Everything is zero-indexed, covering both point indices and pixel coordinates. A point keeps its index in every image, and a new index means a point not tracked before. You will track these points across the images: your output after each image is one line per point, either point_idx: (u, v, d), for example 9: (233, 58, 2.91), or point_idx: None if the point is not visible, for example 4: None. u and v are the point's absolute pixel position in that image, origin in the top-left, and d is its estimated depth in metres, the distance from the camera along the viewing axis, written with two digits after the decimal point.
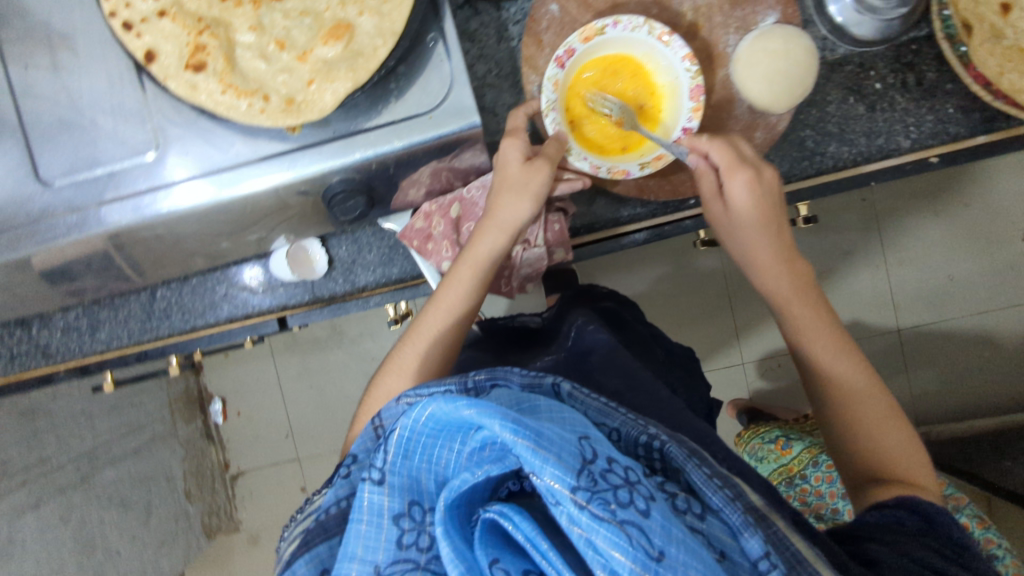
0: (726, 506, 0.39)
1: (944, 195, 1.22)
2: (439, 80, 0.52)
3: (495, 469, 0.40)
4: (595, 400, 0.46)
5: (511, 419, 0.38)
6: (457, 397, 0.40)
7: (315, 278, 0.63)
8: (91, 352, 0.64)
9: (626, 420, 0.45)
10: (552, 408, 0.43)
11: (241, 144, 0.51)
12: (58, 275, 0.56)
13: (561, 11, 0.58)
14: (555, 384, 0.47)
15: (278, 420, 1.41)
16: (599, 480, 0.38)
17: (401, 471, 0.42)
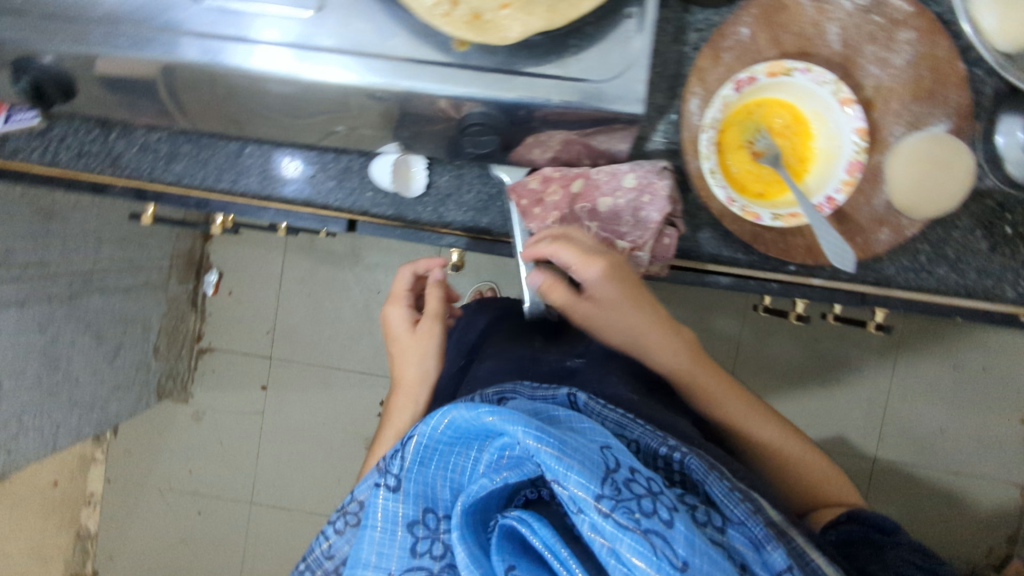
0: (748, 518, 0.46)
1: (968, 352, 1.23)
2: (620, 56, 0.50)
3: (512, 474, 0.48)
4: (611, 412, 0.54)
5: (534, 427, 0.45)
6: (478, 406, 0.47)
7: (407, 196, 0.61)
8: (159, 179, 0.62)
9: (646, 432, 0.52)
10: (572, 420, 0.50)
11: (402, 39, 0.49)
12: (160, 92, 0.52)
13: (751, 37, 0.56)
14: (571, 394, 0.54)
15: (265, 314, 1.38)
16: (622, 489, 0.44)
17: (414, 479, 0.50)
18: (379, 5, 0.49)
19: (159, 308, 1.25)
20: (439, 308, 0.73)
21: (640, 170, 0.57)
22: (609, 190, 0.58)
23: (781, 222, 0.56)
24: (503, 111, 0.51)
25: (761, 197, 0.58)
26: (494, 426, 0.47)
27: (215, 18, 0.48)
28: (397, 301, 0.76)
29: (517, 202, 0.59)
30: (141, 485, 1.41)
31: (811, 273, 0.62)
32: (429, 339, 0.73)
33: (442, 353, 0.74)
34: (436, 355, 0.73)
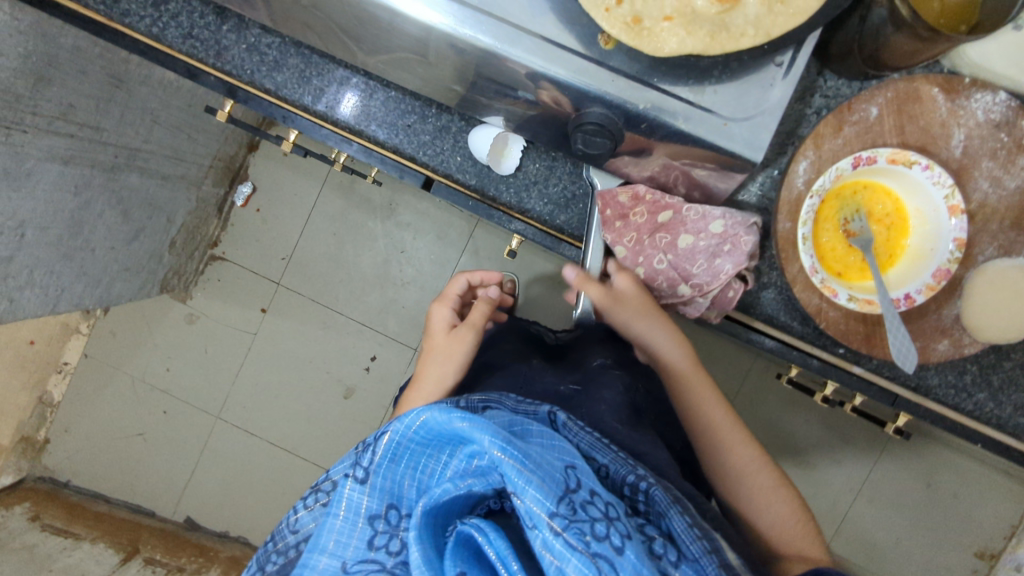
0: (702, 558, 0.47)
1: (951, 477, 1.24)
2: (755, 99, 0.49)
3: (477, 483, 0.48)
4: (587, 435, 0.57)
5: (501, 438, 0.46)
6: (452, 411, 0.48)
7: (496, 172, 0.61)
8: (257, 83, 0.60)
9: (616, 459, 0.55)
10: (544, 435, 0.53)
11: (552, 20, 0.48)
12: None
13: (877, 119, 0.56)
14: (551, 412, 0.59)
15: (285, 240, 1.36)
16: (578, 510, 0.45)
17: (383, 473, 0.50)
18: None
19: (187, 203, 1.23)
20: (479, 320, 0.79)
21: (730, 219, 0.56)
22: (693, 227, 0.57)
23: (855, 303, 0.56)
24: (624, 118, 0.50)
25: (839, 275, 0.58)
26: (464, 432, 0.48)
27: None
28: (445, 303, 0.83)
29: (601, 212, 0.58)
30: (115, 369, 1.39)
31: (855, 360, 0.62)
32: (460, 342, 0.77)
33: (465, 362, 0.76)
34: (459, 360, 0.76)
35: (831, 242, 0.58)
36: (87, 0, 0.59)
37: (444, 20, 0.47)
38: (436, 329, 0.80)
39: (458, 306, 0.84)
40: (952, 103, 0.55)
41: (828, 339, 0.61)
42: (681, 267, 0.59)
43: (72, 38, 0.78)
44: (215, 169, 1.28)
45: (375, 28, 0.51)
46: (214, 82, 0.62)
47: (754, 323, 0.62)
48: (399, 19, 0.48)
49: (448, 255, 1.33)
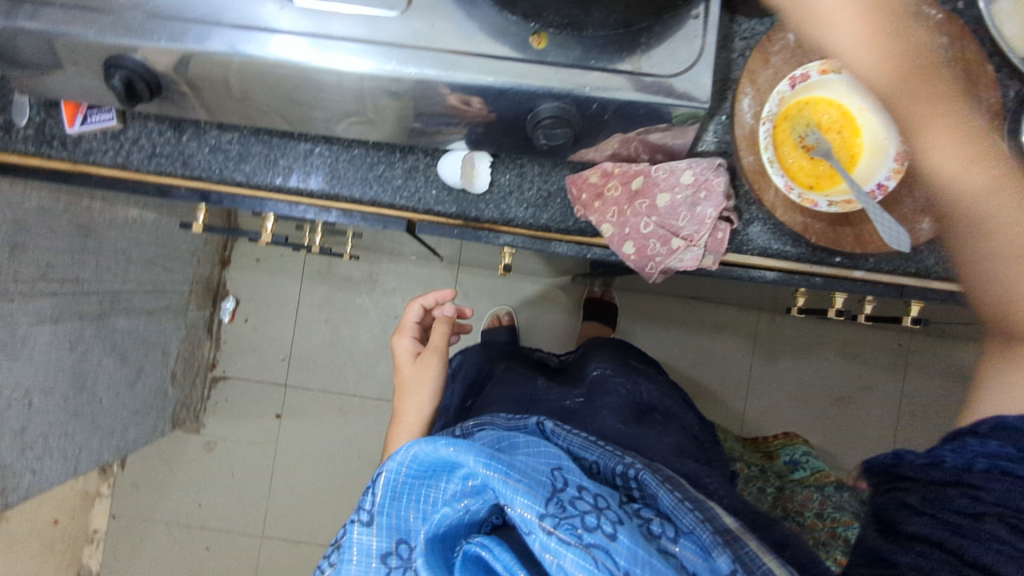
0: (696, 526, 0.49)
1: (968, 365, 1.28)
2: (687, 52, 0.54)
3: (473, 502, 0.53)
4: (577, 437, 0.62)
5: (483, 456, 0.51)
6: (436, 439, 0.52)
7: (471, 192, 0.63)
8: (227, 179, 0.63)
9: (604, 453, 0.59)
10: (530, 446, 0.59)
11: (484, 38, 0.52)
12: (239, 87, 0.54)
13: (796, 42, 0.60)
14: (540, 423, 0.64)
15: (281, 341, 1.37)
16: (565, 508, 0.50)
17: (387, 512, 0.54)
18: (460, 8, 0.52)
19: (177, 332, 1.23)
20: (439, 343, 0.79)
21: (697, 166, 0.58)
22: (668, 185, 0.58)
23: (837, 207, 0.58)
24: (576, 104, 0.54)
25: (813, 188, 0.60)
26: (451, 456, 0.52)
27: (275, 15, 0.51)
28: (404, 333, 0.82)
29: (576, 195, 0.61)
30: (146, 520, 1.35)
31: (853, 265, 0.65)
32: (428, 370, 0.79)
33: (439, 383, 0.79)
34: (433, 385, 0.78)
35: (799, 160, 0.60)
36: (52, 150, 0.62)
37: (369, 64, 0.51)
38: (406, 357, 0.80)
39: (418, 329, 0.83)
40: None
41: (824, 253, 0.64)
42: (667, 224, 0.59)
43: (36, 198, 0.80)
44: (196, 293, 1.29)
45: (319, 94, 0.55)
46: (187, 192, 0.65)
47: (750, 260, 0.65)
48: (326, 76, 0.52)
49: None
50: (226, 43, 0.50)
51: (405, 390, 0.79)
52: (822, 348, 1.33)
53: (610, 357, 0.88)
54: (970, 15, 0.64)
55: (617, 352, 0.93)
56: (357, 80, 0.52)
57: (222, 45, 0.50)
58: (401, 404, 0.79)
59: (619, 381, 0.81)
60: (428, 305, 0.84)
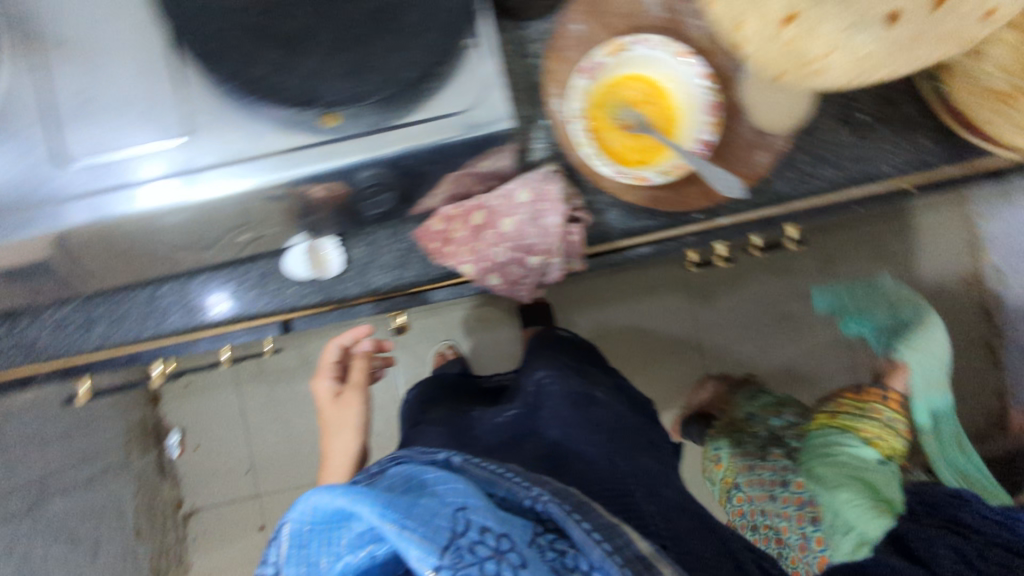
0: (604, 562, 0.47)
1: (886, 246, 1.31)
2: (476, 83, 0.52)
3: (379, 546, 0.48)
4: (485, 471, 0.56)
5: (380, 504, 0.44)
6: (334, 486, 0.44)
7: (328, 278, 0.63)
8: (83, 350, 0.61)
9: (512, 485, 0.54)
10: (440, 484, 0.52)
11: (273, 137, 0.50)
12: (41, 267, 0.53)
13: (584, 31, 0.62)
14: (448, 457, 0.59)
15: (239, 454, 1.34)
16: (466, 554, 0.44)
17: (294, 561, 0.47)
18: (240, 111, 0.49)
19: (128, 487, 1.19)
20: (360, 380, 0.79)
21: (530, 181, 0.59)
22: (508, 210, 0.59)
23: (668, 176, 0.60)
24: (389, 166, 0.54)
25: (643, 163, 0.61)
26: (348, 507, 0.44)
27: (90, 175, 0.48)
28: (321, 374, 0.81)
29: (430, 245, 0.62)
30: None
31: (714, 216, 0.66)
32: (349, 408, 0.78)
33: (360, 422, 0.77)
34: (354, 426, 0.77)
35: (622, 141, 0.61)
36: None
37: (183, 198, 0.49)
38: (325, 401, 0.79)
39: (336, 367, 0.81)
40: None
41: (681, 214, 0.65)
42: (521, 244, 0.61)
43: None
44: (134, 440, 1.25)
45: (159, 229, 0.53)
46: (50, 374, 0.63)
47: (621, 243, 0.66)
48: (159, 217, 0.51)
49: None
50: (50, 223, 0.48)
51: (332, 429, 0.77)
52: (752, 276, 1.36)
53: (545, 365, 0.85)
54: None
55: (553, 354, 0.90)
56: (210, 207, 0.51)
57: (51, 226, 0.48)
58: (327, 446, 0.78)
59: (555, 388, 0.77)
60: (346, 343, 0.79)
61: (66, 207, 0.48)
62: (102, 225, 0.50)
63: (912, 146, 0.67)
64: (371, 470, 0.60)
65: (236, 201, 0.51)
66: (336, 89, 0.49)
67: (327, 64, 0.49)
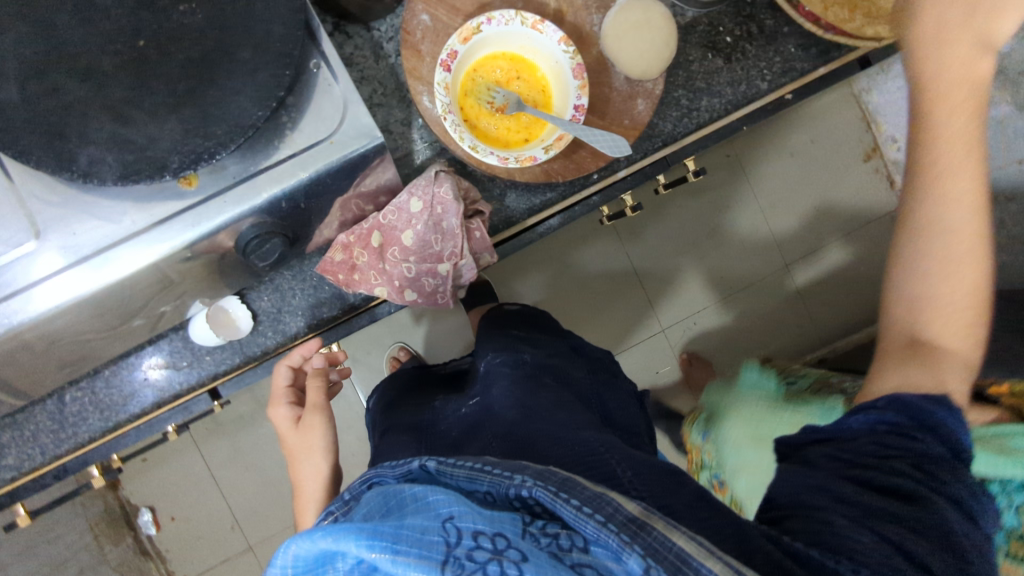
0: (600, 534, 0.37)
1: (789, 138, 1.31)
2: (332, 104, 0.50)
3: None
4: (462, 468, 0.44)
5: (365, 534, 0.34)
6: (309, 529, 0.34)
7: (242, 336, 0.61)
8: (2, 481, 0.58)
9: (493, 479, 0.42)
10: (419, 498, 0.40)
11: (135, 212, 0.47)
12: None
13: (432, 19, 0.60)
14: (421, 464, 0.46)
15: (218, 513, 1.30)
16: (466, 564, 0.34)
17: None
18: (89, 197, 0.46)
19: None
20: (320, 394, 0.60)
21: (419, 190, 0.57)
22: (404, 224, 0.57)
23: (554, 150, 0.58)
24: (268, 213, 0.51)
25: (528, 141, 0.61)
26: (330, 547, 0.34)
27: None
28: (274, 402, 0.62)
29: (335, 276, 0.60)
30: None
31: (612, 170, 0.66)
32: (313, 428, 0.59)
33: (332, 443, 0.60)
34: (327, 447, 0.59)
35: (501, 125, 0.60)
36: None
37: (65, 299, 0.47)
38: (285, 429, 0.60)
39: (291, 395, 0.62)
40: None
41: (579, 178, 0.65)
42: (428, 255, 0.60)
43: None
44: None
45: (52, 336, 0.50)
46: None
47: (527, 222, 0.66)
48: (48, 321, 0.48)
49: None
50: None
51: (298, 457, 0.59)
52: None
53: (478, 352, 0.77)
54: None
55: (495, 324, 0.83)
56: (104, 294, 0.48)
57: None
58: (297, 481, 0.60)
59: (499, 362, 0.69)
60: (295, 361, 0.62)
61: None
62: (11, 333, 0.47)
63: (782, 54, 0.67)
64: (342, 501, 0.47)
65: (115, 289, 0.48)
66: (186, 150, 0.45)
67: (167, 128, 0.45)
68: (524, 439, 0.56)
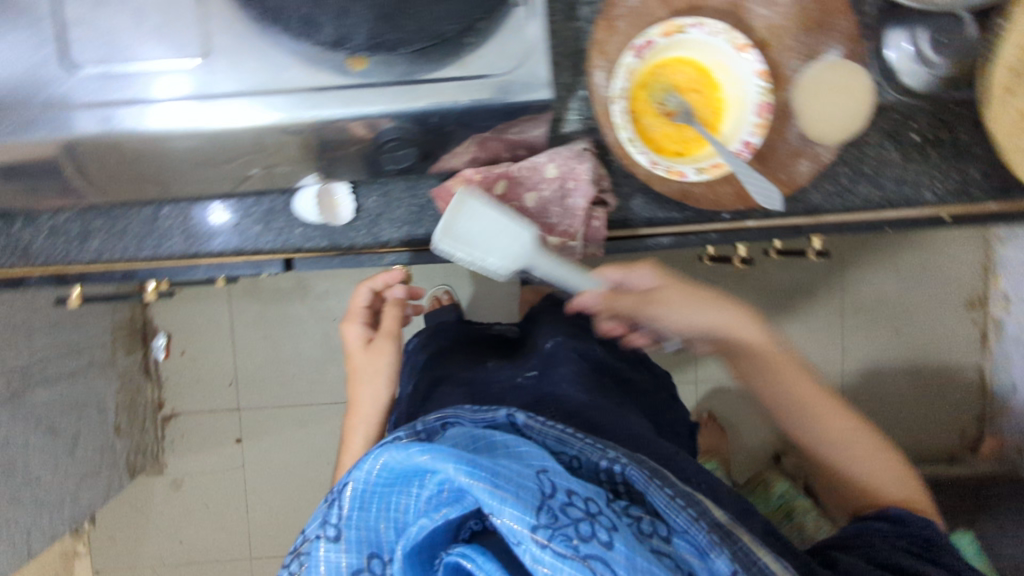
0: (690, 526, 0.47)
1: (900, 253, 1.24)
2: (518, 45, 0.50)
3: (452, 512, 0.46)
4: (553, 430, 0.52)
5: (465, 464, 0.43)
6: (409, 446, 0.45)
7: (337, 224, 0.62)
8: (78, 260, 0.60)
9: (583, 446, 0.51)
10: (508, 448, 0.48)
11: (297, 69, 0.48)
12: (39, 174, 0.51)
13: (641, 1, 0.57)
14: (511, 415, 0.53)
15: (223, 366, 1.34)
16: (559, 516, 0.43)
17: (356, 524, 0.48)
18: (263, 37, 0.47)
19: (109, 385, 1.20)
20: (395, 332, 0.74)
21: (558, 158, 0.57)
22: (533, 183, 0.57)
23: (706, 174, 0.58)
24: (414, 122, 0.51)
25: (681, 154, 0.59)
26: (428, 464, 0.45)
27: (110, 84, 0.47)
28: (353, 317, 0.76)
29: (444, 204, 0.59)
30: (134, 566, 1.35)
31: (744, 217, 0.64)
32: (382, 359, 0.74)
33: (393, 372, 0.74)
34: (389, 377, 0.74)
35: (662, 128, 0.59)
36: None
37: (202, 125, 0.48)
38: (359, 348, 0.74)
39: (368, 313, 0.76)
40: None
41: (710, 211, 0.63)
42: (542, 222, 0.59)
43: None
44: (120, 340, 1.25)
45: (172, 155, 0.51)
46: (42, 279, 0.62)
47: (641, 232, 0.63)
48: (168, 140, 0.49)
49: None
50: (58, 129, 0.47)
51: (366, 379, 0.74)
52: None
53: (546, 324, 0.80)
54: None
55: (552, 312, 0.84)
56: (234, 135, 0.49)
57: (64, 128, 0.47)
58: (357, 394, 0.75)
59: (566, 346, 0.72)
60: (377, 287, 0.76)
61: (76, 116, 0.47)
62: (111, 140, 0.48)
63: (960, 174, 0.65)
64: (417, 430, 0.52)
65: (244, 135, 0.49)
66: None
67: None
68: (588, 425, 0.62)
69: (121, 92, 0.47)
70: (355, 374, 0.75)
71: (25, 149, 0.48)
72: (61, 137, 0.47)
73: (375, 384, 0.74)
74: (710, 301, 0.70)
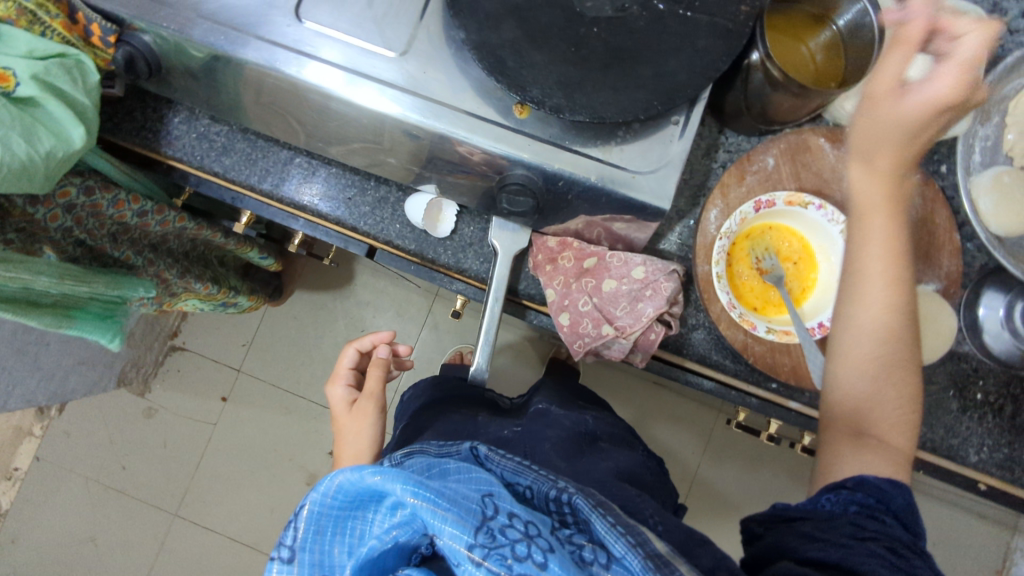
0: (626, 554, 0.39)
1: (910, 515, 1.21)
2: (660, 154, 0.55)
3: (403, 533, 0.44)
4: (512, 460, 0.49)
5: (412, 482, 0.42)
6: (362, 465, 0.43)
7: (432, 235, 0.67)
8: (206, 167, 0.66)
9: (538, 477, 0.47)
10: (461, 472, 0.47)
11: (470, 95, 0.54)
12: (225, 83, 0.58)
13: (773, 168, 0.64)
14: (472, 448, 0.51)
15: (246, 326, 1.37)
16: (496, 537, 0.40)
17: (310, 547, 0.44)
18: (456, 62, 0.54)
19: None
20: (375, 389, 0.74)
21: (651, 265, 0.61)
22: (618, 273, 0.61)
23: (773, 335, 0.60)
24: (543, 178, 0.56)
25: (758, 309, 0.63)
26: (379, 486, 0.43)
27: (320, 42, 0.54)
28: (337, 380, 0.79)
29: (533, 255, 0.64)
30: (68, 470, 1.33)
31: (789, 394, 0.64)
32: (363, 418, 0.74)
33: (376, 431, 0.74)
34: (370, 435, 0.74)
35: (749, 281, 0.63)
36: None
37: (368, 99, 0.53)
38: (344, 410, 0.76)
39: (352, 376, 0.80)
40: (838, 151, 0.64)
41: (760, 374, 0.64)
42: (605, 309, 0.61)
43: None
44: None
45: (331, 117, 0.57)
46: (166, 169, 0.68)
47: (688, 364, 0.65)
48: (333, 100, 0.54)
49: (407, 330, 1.36)
50: (260, 56, 0.53)
51: (352, 438, 0.74)
52: (771, 466, 1.29)
53: (556, 398, 0.78)
54: (950, 179, 0.66)
55: (570, 393, 0.83)
56: (387, 121, 0.55)
57: (264, 54, 0.53)
58: (342, 452, 0.75)
59: (565, 418, 0.70)
60: (365, 347, 0.80)
61: (269, 48, 0.53)
62: (284, 78, 0.54)
63: (1009, 450, 0.65)
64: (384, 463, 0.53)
65: (395, 122, 0.54)
66: (547, 90, 0.51)
67: (550, 68, 0.52)
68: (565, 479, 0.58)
69: (318, 47, 0.54)
70: (341, 436, 0.75)
71: (219, 58, 0.54)
72: (249, 59, 0.53)
73: (361, 441, 0.73)
74: (892, 353, 0.54)
